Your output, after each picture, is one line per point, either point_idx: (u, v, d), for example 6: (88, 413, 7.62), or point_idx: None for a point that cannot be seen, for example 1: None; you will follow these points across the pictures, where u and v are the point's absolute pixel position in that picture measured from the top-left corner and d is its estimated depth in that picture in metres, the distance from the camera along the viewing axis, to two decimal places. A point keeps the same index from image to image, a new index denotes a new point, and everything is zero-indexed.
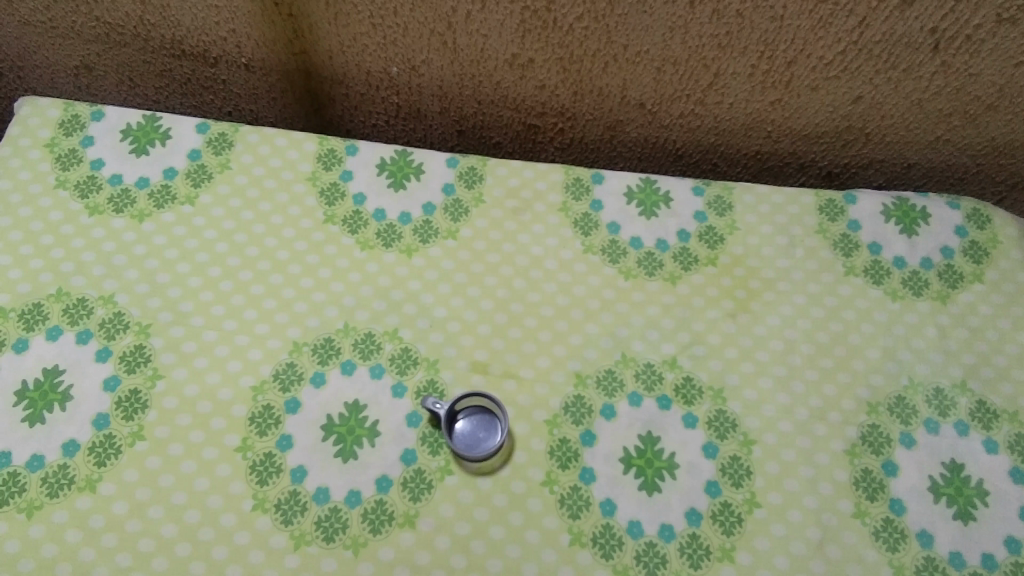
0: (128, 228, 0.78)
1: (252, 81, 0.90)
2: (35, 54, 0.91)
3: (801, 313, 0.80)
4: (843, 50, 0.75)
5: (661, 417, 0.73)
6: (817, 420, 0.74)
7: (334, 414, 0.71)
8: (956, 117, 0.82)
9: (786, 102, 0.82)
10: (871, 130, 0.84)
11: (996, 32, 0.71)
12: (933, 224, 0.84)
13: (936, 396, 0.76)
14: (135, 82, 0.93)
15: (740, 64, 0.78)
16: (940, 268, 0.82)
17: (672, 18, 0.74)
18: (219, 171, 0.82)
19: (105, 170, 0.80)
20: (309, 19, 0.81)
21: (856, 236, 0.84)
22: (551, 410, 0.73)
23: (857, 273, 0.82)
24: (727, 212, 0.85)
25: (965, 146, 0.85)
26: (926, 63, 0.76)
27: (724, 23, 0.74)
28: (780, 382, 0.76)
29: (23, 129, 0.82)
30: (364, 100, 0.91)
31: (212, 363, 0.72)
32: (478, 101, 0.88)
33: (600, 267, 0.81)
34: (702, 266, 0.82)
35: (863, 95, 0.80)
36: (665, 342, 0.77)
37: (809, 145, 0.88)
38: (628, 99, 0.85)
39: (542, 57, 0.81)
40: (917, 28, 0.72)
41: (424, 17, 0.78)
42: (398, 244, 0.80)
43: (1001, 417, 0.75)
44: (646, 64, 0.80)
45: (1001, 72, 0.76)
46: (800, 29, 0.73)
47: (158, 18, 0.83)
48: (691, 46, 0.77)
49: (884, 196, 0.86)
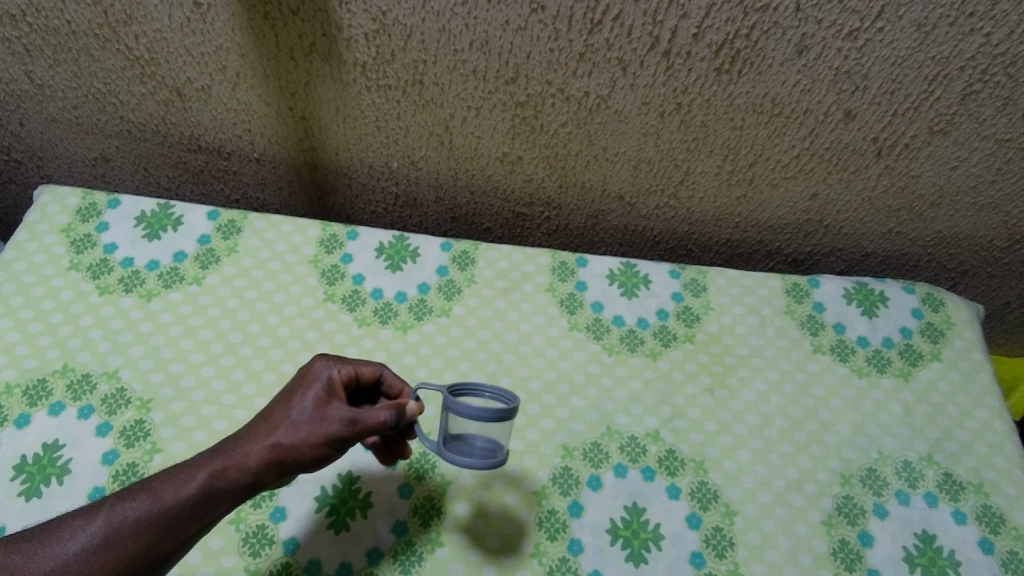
0: (136, 306, 0.82)
1: (262, 173, 0.96)
2: (55, 148, 0.96)
3: (774, 388, 0.85)
4: (798, 155, 0.82)
5: (645, 488, 0.76)
6: (795, 491, 0.77)
7: (328, 485, 0.73)
8: (904, 212, 0.88)
9: (751, 198, 0.89)
10: (829, 222, 0.91)
11: (931, 142, 0.78)
12: (891, 307, 0.91)
13: (905, 468, 0.80)
14: (150, 172, 0.98)
15: (708, 164, 0.86)
16: (900, 347, 0.88)
17: (645, 127, 0.81)
18: (226, 254, 0.87)
19: (117, 254, 0.85)
20: (320, 121, 0.87)
21: (822, 317, 0.90)
22: (541, 481, 0.75)
23: (824, 350, 0.88)
24: (702, 293, 0.91)
25: (915, 238, 0.92)
26: (872, 167, 0.82)
27: (691, 132, 0.81)
28: (758, 454, 0.80)
29: (42, 215, 0.87)
30: (365, 190, 0.97)
31: (210, 436, 0.74)
32: (471, 192, 0.95)
33: (586, 343, 0.86)
34: (681, 343, 0.87)
35: (819, 192, 0.87)
36: (648, 416, 0.81)
37: (774, 235, 0.95)
38: (608, 192, 0.92)
39: (529, 155, 0.88)
40: (861, 137, 0.79)
41: (424, 121, 0.85)
42: (394, 321, 0.85)
43: (967, 489, 0.79)
44: (623, 163, 0.87)
45: (940, 174, 0.82)
46: (758, 137, 0.81)
47: (180, 118, 0.89)
48: (663, 149, 0.84)
49: (845, 281, 0.93)
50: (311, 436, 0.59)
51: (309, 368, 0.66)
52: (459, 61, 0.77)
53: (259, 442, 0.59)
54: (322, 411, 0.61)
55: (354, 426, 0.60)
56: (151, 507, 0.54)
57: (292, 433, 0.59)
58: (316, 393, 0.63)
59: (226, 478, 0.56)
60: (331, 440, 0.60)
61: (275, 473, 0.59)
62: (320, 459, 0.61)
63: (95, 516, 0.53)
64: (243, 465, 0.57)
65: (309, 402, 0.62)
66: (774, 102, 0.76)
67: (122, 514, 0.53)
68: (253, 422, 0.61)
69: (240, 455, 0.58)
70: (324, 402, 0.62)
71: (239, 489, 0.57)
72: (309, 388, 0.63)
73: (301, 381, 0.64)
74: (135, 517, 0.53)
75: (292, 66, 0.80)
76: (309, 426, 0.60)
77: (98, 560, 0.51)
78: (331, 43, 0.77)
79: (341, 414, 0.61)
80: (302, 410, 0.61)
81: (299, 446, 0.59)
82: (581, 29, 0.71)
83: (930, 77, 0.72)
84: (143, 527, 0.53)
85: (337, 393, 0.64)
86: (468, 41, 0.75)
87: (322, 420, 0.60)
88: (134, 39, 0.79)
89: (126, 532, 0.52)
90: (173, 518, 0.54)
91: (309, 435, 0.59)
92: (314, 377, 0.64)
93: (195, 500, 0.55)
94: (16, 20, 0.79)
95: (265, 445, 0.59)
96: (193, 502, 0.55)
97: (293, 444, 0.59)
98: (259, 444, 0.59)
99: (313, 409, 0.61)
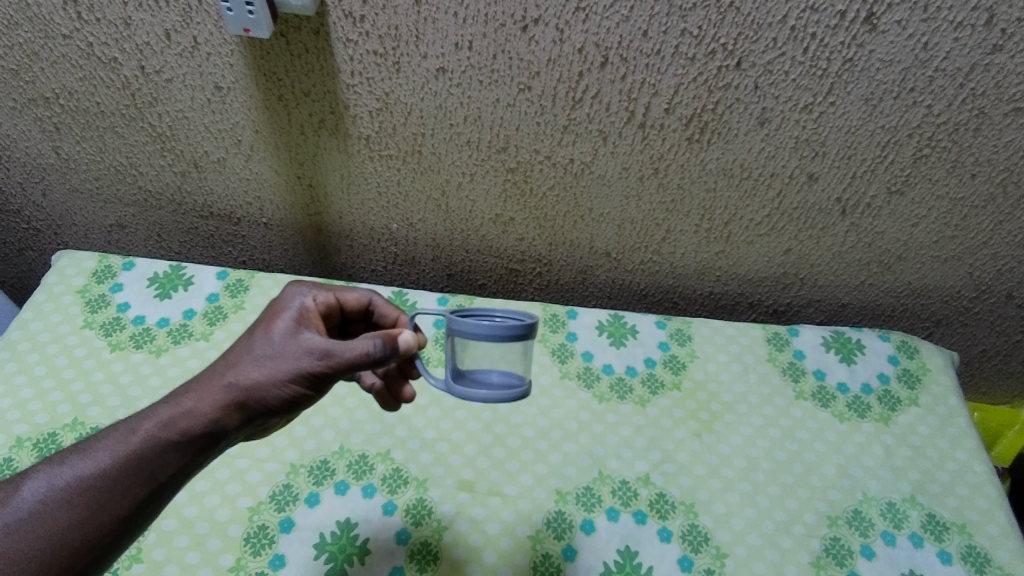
0: (145, 361, 0.86)
1: (269, 236, 1.01)
2: (74, 216, 1.01)
3: (760, 433, 0.88)
4: (768, 214, 0.88)
5: (637, 532, 0.78)
6: (783, 533, 0.80)
7: (327, 532, 0.75)
8: (874, 265, 0.93)
9: (729, 253, 0.94)
10: (805, 275, 0.96)
11: (891, 201, 0.84)
12: (868, 354, 0.95)
13: (889, 509, 0.82)
14: (163, 237, 1.04)
15: (687, 223, 0.91)
16: (879, 392, 0.92)
17: (626, 189, 0.87)
18: (234, 311, 0.90)
19: (130, 312, 0.89)
20: (326, 188, 0.92)
21: (802, 364, 0.94)
22: (535, 525, 0.77)
23: (806, 396, 0.91)
24: (687, 342, 0.95)
25: (887, 289, 0.97)
26: (839, 224, 0.88)
27: (669, 194, 0.87)
28: (746, 496, 0.82)
29: (59, 277, 0.92)
30: (366, 250, 1.02)
31: (212, 486, 0.77)
32: (466, 251, 1.00)
33: (577, 391, 0.90)
34: (668, 390, 0.91)
35: (792, 248, 0.92)
36: (638, 460, 0.84)
37: (754, 287, 1.00)
38: (596, 249, 0.97)
39: (520, 216, 0.93)
40: (825, 198, 0.84)
41: (422, 186, 0.90)
42: None
43: (951, 529, 0.81)
44: (608, 223, 0.92)
45: (903, 230, 0.87)
46: (730, 198, 0.86)
47: (195, 188, 0.94)
48: (644, 209, 0.90)
49: (823, 330, 0.97)
50: (277, 373, 0.59)
51: (282, 301, 0.66)
52: (454, 134, 0.83)
53: (220, 383, 0.58)
54: (289, 343, 0.60)
55: (324, 363, 0.59)
56: (83, 472, 0.54)
57: (256, 371, 0.59)
58: (285, 326, 0.62)
59: (175, 428, 0.57)
60: (301, 377, 0.59)
61: (239, 419, 0.59)
62: (288, 399, 0.60)
63: (22, 487, 0.53)
64: (198, 411, 0.57)
65: (276, 337, 0.61)
66: (742, 167, 0.82)
67: (51, 483, 0.53)
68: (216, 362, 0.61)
69: (192, 400, 0.58)
70: (292, 335, 0.61)
71: (194, 440, 0.57)
72: (278, 321, 0.63)
73: (271, 315, 0.64)
74: (62, 484, 0.53)
75: (301, 139, 0.86)
76: (274, 365, 0.59)
77: (33, 531, 0.52)
78: (338, 120, 0.83)
79: (310, 351, 0.59)
80: (270, 345, 0.60)
81: (259, 383, 0.58)
82: (564, 104, 0.77)
83: (883, 144, 0.77)
84: (74, 492, 0.53)
85: (307, 325, 0.64)
86: (462, 116, 0.81)
87: (289, 358, 0.59)
88: (158, 117, 0.85)
89: (59, 499, 0.53)
90: (107, 483, 0.54)
91: (274, 372, 0.59)
92: (285, 311, 0.64)
93: (129, 460, 0.55)
94: (49, 102, 0.85)
95: (223, 386, 0.58)
96: (134, 461, 0.55)
97: (253, 383, 0.58)
98: (214, 386, 0.58)
99: (281, 343, 0.60)
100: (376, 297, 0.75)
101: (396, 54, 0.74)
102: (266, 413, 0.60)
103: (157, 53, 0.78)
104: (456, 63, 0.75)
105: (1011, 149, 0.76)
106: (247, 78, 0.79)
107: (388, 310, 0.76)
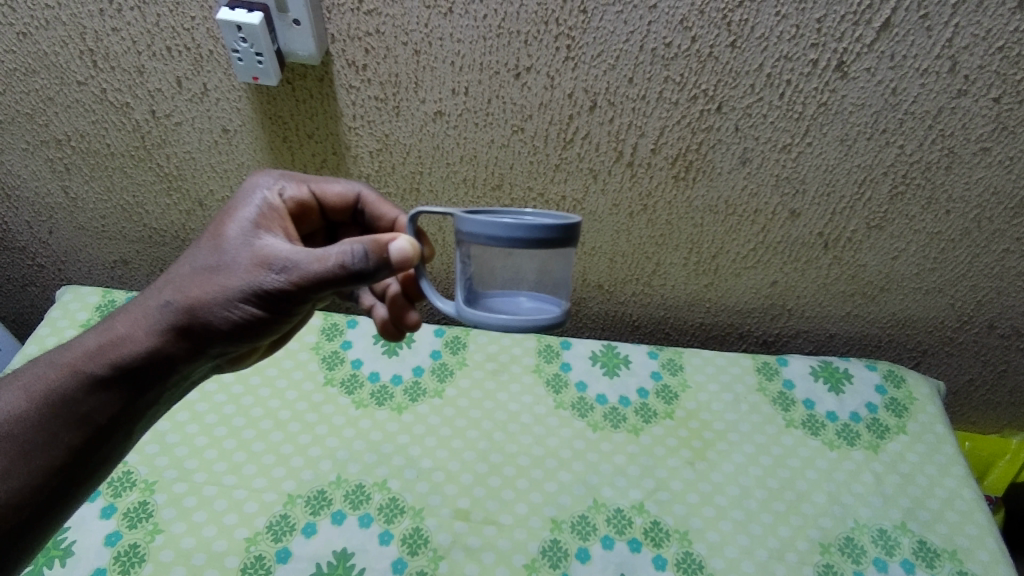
0: None
1: None
2: (78, 253, 1.03)
3: (752, 461, 0.90)
4: (754, 248, 0.90)
5: (632, 560, 0.79)
6: (777, 560, 0.80)
7: (323, 562, 0.76)
8: (858, 297, 0.96)
9: (718, 285, 0.97)
10: (791, 306, 0.98)
11: (870, 235, 0.87)
12: (856, 383, 0.97)
13: (881, 536, 0.83)
14: None
15: (676, 256, 0.93)
16: (867, 421, 0.94)
17: (617, 225, 0.90)
18: None
19: None
20: None
21: (791, 393, 0.96)
22: (530, 554, 0.78)
23: (796, 425, 0.93)
24: (679, 371, 0.98)
25: (873, 319, 0.99)
26: (822, 257, 0.90)
27: (658, 228, 0.90)
28: (739, 524, 0.83)
29: (63, 311, 0.94)
30: None
31: (210, 516, 0.78)
32: None
33: (571, 420, 0.92)
34: (661, 419, 0.93)
35: (778, 280, 0.95)
36: (632, 488, 0.85)
37: (743, 318, 1.02)
38: (588, 282, 0.99)
39: None
40: (807, 232, 0.87)
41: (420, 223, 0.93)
42: (389, 403, 0.92)
43: (942, 555, 0.81)
44: (599, 256, 0.95)
45: (885, 263, 0.90)
46: (716, 233, 0.89)
47: (199, 225, 0.96)
48: (635, 243, 0.92)
49: (811, 360, 1.00)
50: (228, 291, 0.57)
51: (242, 201, 0.63)
52: (451, 172, 0.85)
53: (168, 303, 0.58)
54: (243, 255, 0.58)
55: (280, 281, 0.56)
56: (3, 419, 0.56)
57: (205, 291, 0.58)
58: (240, 232, 0.60)
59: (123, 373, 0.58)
60: (255, 295, 0.57)
61: (185, 345, 0.60)
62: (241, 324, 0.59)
63: None
64: (133, 338, 0.59)
65: (229, 248, 0.59)
66: (727, 204, 0.85)
67: None
68: (165, 275, 0.60)
69: (125, 329, 0.59)
70: (247, 246, 0.59)
71: (133, 384, 0.60)
72: (233, 226, 0.60)
73: (226, 217, 0.61)
74: None
75: None
76: (225, 283, 0.57)
77: None
78: (340, 159, 0.85)
79: (264, 268, 0.57)
80: (223, 258, 0.58)
81: (213, 297, 0.57)
82: (556, 145, 0.81)
83: (859, 182, 0.80)
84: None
85: (265, 230, 0.61)
86: (458, 156, 0.83)
87: (243, 274, 0.57)
88: (166, 158, 0.88)
89: None
90: (25, 427, 0.56)
91: (225, 291, 0.57)
92: (241, 213, 0.61)
93: (48, 406, 0.57)
94: (60, 144, 0.88)
95: (172, 307, 0.58)
96: None
97: (201, 303, 0.58)
98: (156, 309, 0.59)
99: (234, 255, 0.58)
100: (366, 191, 0.73)
101: (396, 99, 0.78)
102: (218, 336, 0.60)
103: (168, 98, 0.81)
104: (453, 107, 0.78)
105: (982, 186, 0.79)
106: (254, 122, 0.82)
107: (383, 210, 0.72)
